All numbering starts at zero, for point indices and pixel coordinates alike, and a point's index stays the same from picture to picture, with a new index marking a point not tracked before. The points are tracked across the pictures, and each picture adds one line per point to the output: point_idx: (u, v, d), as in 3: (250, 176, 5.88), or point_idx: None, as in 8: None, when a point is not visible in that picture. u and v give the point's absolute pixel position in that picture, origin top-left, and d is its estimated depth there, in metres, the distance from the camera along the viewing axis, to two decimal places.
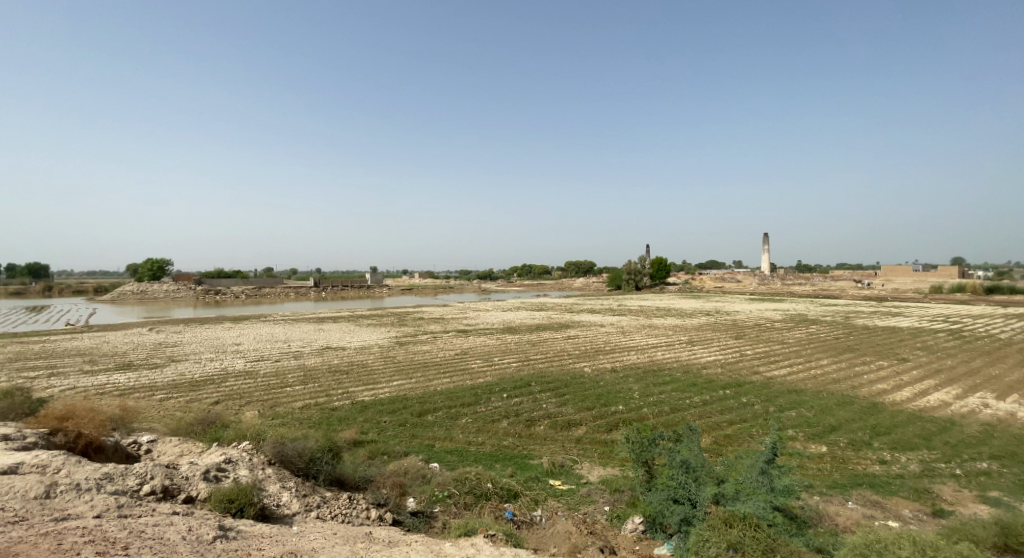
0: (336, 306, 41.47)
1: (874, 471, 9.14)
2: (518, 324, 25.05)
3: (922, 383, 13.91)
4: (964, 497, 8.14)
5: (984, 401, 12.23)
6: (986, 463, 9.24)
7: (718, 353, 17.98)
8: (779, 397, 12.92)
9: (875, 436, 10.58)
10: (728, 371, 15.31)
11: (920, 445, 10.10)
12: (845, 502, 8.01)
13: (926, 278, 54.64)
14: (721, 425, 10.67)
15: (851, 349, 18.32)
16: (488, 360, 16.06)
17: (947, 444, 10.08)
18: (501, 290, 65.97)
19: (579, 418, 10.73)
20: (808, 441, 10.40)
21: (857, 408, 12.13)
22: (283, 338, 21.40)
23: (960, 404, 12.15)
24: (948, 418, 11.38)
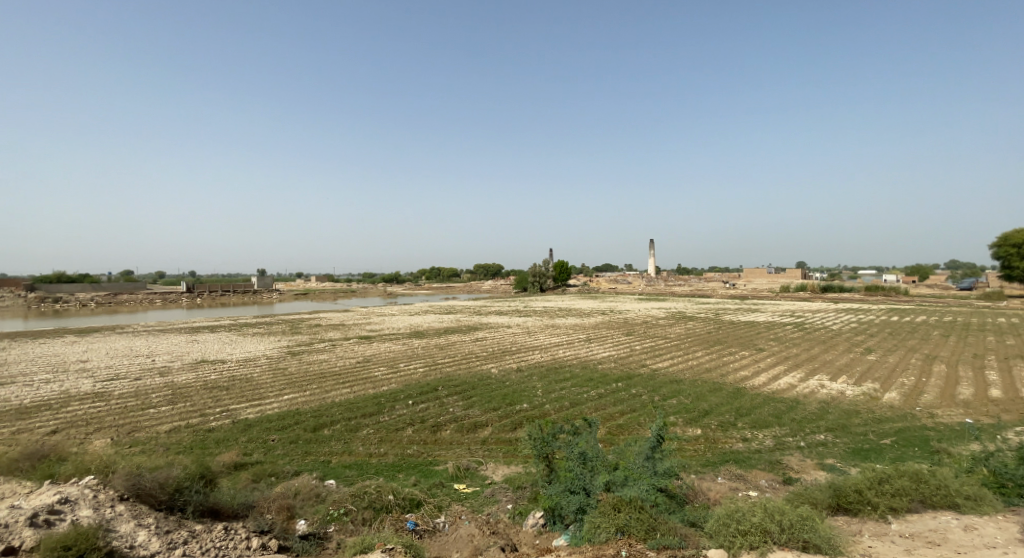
0: (214, 314, 38.19)
1: (738, 448, 10.64)
2: (423, 328, 25.05)
3: (775, 369, 16.30)
4: (807, 465, 9.80)
5: (822, 382, 14.63)
6: (824, 435, 11.14)
7: (612, 349, 19.48)
8: (662, 387, 14.40)
9: (739, 417, 12.25)
10: (620, 365, 16.72)
11: (773, 422, 11.90)
12: (716, 478, 9.30)
13: (779, 279, 63.53)
14: (614, 415, 11.73)
15: (721, 342, 20.79)
16: (390, 367, 16.03)
17: (793, 420, 11.99)
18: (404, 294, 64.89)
19: (485, 419, 11.20)
20: (686, 426, 11.79)
21: (725, 393, 13.93)
22: (143, 353, 19.39)
23: (803, 385, 14.43)
24: (794, 398, 13.50)
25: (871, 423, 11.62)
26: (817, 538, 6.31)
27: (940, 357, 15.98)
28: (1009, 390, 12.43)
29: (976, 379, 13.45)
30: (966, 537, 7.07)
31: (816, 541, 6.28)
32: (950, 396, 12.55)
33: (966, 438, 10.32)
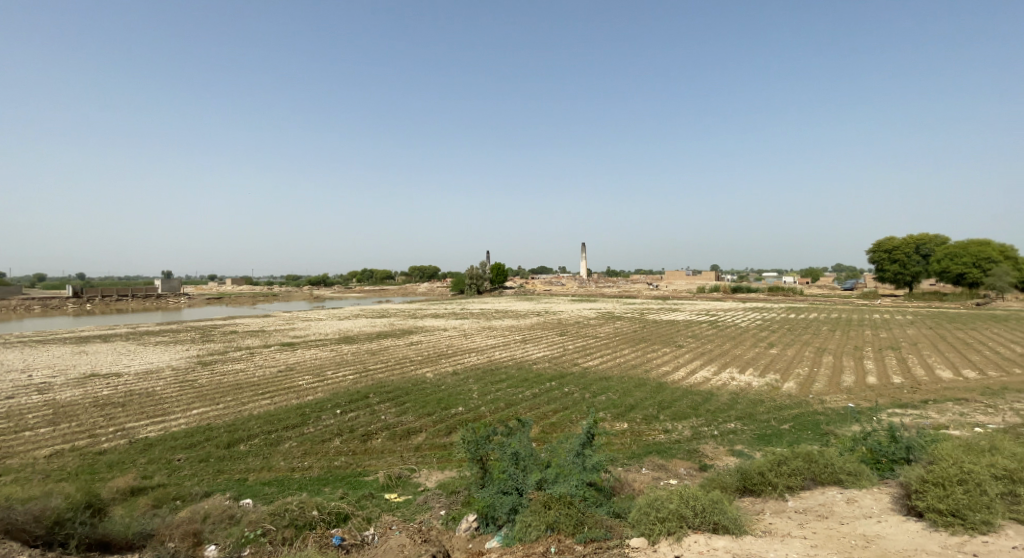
0: (113, 321, 35.13)
1: (660, 439, 11.37)
2: (353, 332, 24.46)
3: (693, 363, 17.49)
4: (719, 452, 10.66)
5: (732, 375, 15.90)
6: (734, 423, 12.15)
7: (546, 349, 20.00)
8: (593, 384, 15.04)
9: (661, 410, 13.06)
10: (553, 364, 17.27)
11: (691, 413, 12.80)
12: (640, 469, 9.91)
13: (693, 279, 70.66)
14: (547, 414, 12.13)
15: (645, 340, 21.95)
16: (316, 375, 15.58)
17: (708, 411, 12.96)
18: (333, 297, 62.78)
19: (419, 425, 11.23)
20: (614, 420, 12.42)
21: (649, 388, 14.77)
22: (21, 368, 17.48)
23: (716, 378, 15.59)
24: (709, 390, 14.57)
25: (773, 410, 12.79)
26: (726, 520, 6.94)
27: (830, 349, 17.81)
28: (883, 376, 14.12)
29: (858, 368, 15.15)
30: (848, 509, 8.02)
31: (724, 522, 6.91)
32: (836, 383, 14.07)
33: (849, 420, 11.58)
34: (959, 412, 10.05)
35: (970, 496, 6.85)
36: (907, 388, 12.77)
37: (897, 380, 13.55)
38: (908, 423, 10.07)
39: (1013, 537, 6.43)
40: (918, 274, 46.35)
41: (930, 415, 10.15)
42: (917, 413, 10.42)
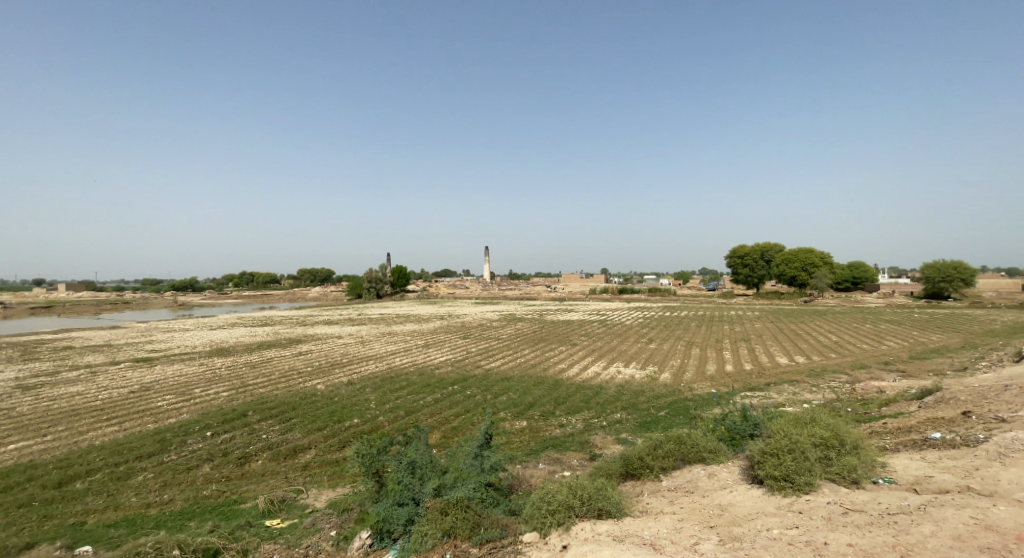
0: None
1: (556, 434, 12.08)
2: (229, 344, 22.81)
3: (586, 360, 18.72)
4: (608, 442, 11.59)
5: (618, 369, 17.28)
6: (620, 413, 13.25)
7: (449, 352, 20.22)
8: (494, 385, 15.55)
9: (557, 406, 13.88)
10: (456, 368, 17.52)
11: (583, 407, 13.76)
12: (538, 464, 10.42)
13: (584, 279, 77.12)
14: (449, 418, 12.38)
15: (543, 340, 23.02)
16: (181, 395, 14.41)
17: (599, 403, 14.00)
18: (211, 304, 57.71)
19: (308, 442, 10.96)
20: (514, 419, 12.96)
21: (547, 386, 15.56)
22: None
23: (605, 373, 16.84)
24: (599, 384, 15.72)
25: (653, 399, 14.13)
26: (608, 505, 7.70)
27: (698, 343, 19.93)
28: (738, 363, 16.26)
29: (719, 358, 17.18)
30: (710, 483, 9.13)
31: (607, 508, 7.66)
32: (702, 372, 15.84)
33: (712, 403, 13.12)
34: (792, 392, 11.88)
35: (795, 462, 8.00)
36: (755, 373, 14.87)
37: (748, 367, 15.65)
38: (754, 403, 11.68)
39: (826, 494, 7.57)
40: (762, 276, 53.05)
41: (772, 395, 11.93)
42: (762, 394, 12.19)
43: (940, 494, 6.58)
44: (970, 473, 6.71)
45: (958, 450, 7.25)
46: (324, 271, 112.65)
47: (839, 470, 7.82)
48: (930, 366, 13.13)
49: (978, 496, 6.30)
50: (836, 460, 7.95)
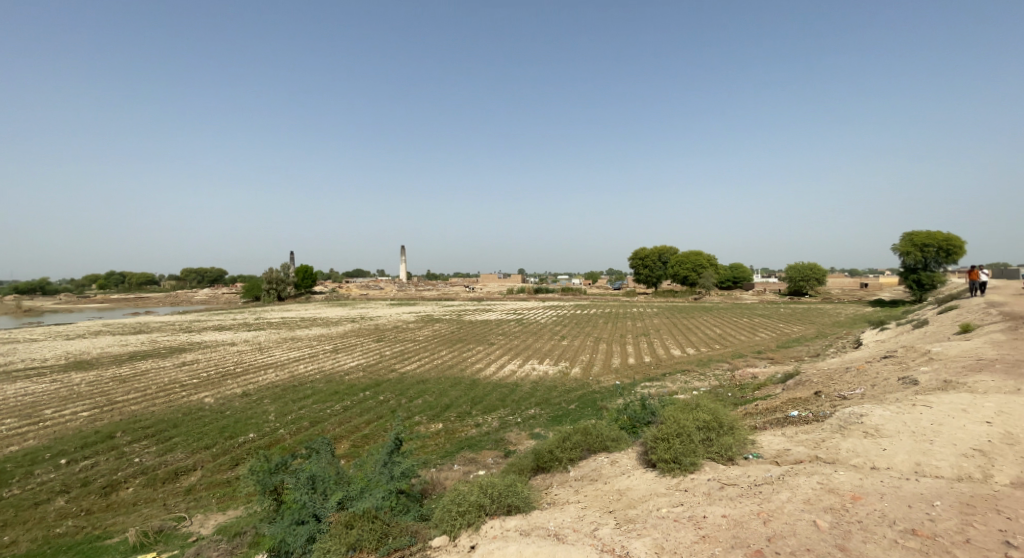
0: None
1: (472, 434, 12.21)
2: (91, 356, 20.67)
3: (502, 358, 19.25)
4: (522, 437, 11.88)
5: (533, 365, 17.92)
6: (534, 409, 13.71)
7: (360, 357, 19.84)
8: (409, 388, 15.52)
9: (473, 405, 14.10)
10: (368, 373, 17.19)
11: (498, 405, 14.08)
12: (453, 465, 10.41)
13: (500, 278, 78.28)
14: (360, 426, 12.21)
15: (461, 340, 23.26)
16: (26, 418, 12.93)
17: (513, 400, 14.43)
18: (83, 309, 51.91)
19: (192, 463, 10.23)
20: (429, 422, 12.90)
21: (463, 386, 15.78)
22: None
23: (521, 370, 17.39)
24: (515, 381, 16.20)
25: (564, 393, 14.79)
26: (517, 500, 7.83)
27: (605, 339, 21.08)
28: (639, 356, 17.54)
29: (623, 352, 18.30)
30: (613, 469, 9.56)
31: (516, 503, 7.79)
32: (608, 366, 16.86)
33: (616, 394, 14.00)
34: (684, 381, 12.99)
35: (682, 444, 8.75)
36: (653, 363, 16.17)
37: (647, 359, 16.89)
38: (651, 392, 12.62)
39: (707, 471, 8.37)
40: (659, 276, 56.61)
41: (668, 384, 13.00)
42: (660, 383, 13.22)
43: (795, 464, 7.46)
44: (819, 444, 7.68)
45: (810, 425, 8.35)
46: (217, 272, 104.68)
47: (719, 450, 8.69)
48: (798, 354, 14.88)
49: (823, 464, 7.18)
50: (715, 440, 8.87)
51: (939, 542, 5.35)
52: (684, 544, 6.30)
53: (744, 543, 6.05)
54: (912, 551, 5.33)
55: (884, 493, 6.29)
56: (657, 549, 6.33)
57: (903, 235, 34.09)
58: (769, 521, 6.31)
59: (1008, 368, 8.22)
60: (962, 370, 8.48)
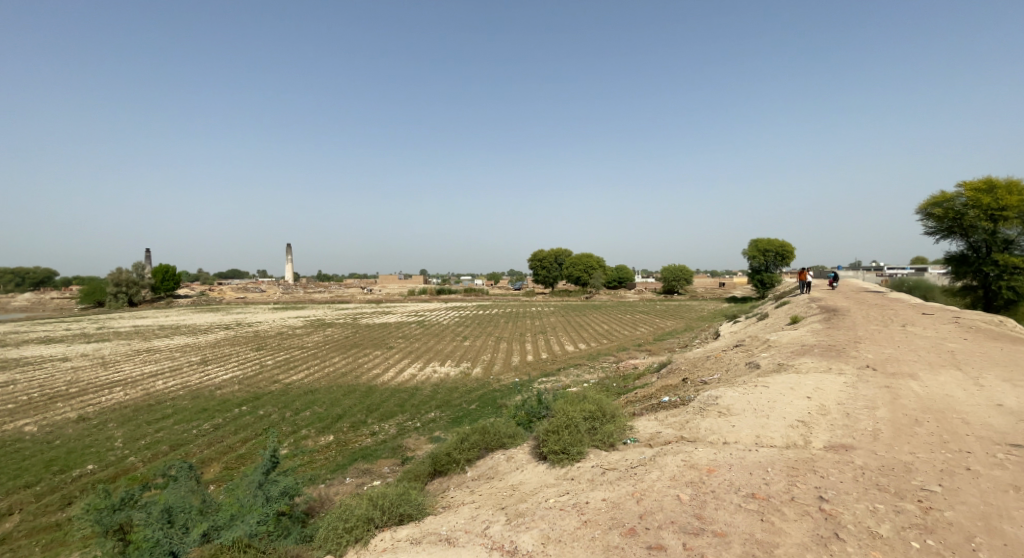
0: None
1: (366, 444, 11.53)
2: None
3: (401, 362, 19.19)
4: (421, 442, 11.53)
5: (434, 368, 17.97)
6: (434, 412, 13.56)
7: (236, 369, 18.56)
8: (294, 401, 14.54)
9: (369, 414, 13.46)
10: (245, 387, 16.02)
11: (396, 411, 13.67)
12: (345, 479, 9.68)
13: (393, 279, 76.97)
14: (234, 446, 11.17)
15: (355, 345, 22.72)
16: None
17: (413, 405, 14.12)
18: None
19: (10, 505, 8.87)
20: (318, 435, 12.01)
21: (358, 394, 15.27)
22: None
23: (422, 374, 17.32)
24: (415, 385, 16.13)
25: (465, 394, 15.01)
26: (409, 509, 7.48)
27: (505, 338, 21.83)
28: (536, 353, 18.40)
29: (522, 349, 19.22)
30: (507, 466, 9.22)
31: (408, 512, 7.43)
32: (508, 364, 17.47)
33: (515, 392, 14.47)
34: (576, 373, 13.98)
35: (570, 435, 9.00)
36: (550, 360, 17.01)
37: (544, 355, 17.83)
38: (547, 387, 13.30)
39: (593, 458, 8.69)
40: (555, 277, 58.89)
41: (562, 379, 13.81)
42: (554, 379, 13.99)
43: (664, 445, 8.29)
44: (683, 425, 8.64)
45: (676, 408, 9.39)
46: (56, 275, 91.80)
47: (601, 437, 9.11)
48: (672, 345, 16.51)
49: (686, 443, 8.06)
50: (600, 428, 9.34)
51: (773, 502, 6.18)
52: (568, 531, 6.39)
53: (620, 523, 6.39)
54: (753, 511, 6.08)
55: (732, 464, 7.17)
56: (544, 539, 6.33)
57: (750, 241, 38.48)
58: (641, 500, 6.80)
59: (825, 352, 9.83)
60: (790, 353, 10.07)
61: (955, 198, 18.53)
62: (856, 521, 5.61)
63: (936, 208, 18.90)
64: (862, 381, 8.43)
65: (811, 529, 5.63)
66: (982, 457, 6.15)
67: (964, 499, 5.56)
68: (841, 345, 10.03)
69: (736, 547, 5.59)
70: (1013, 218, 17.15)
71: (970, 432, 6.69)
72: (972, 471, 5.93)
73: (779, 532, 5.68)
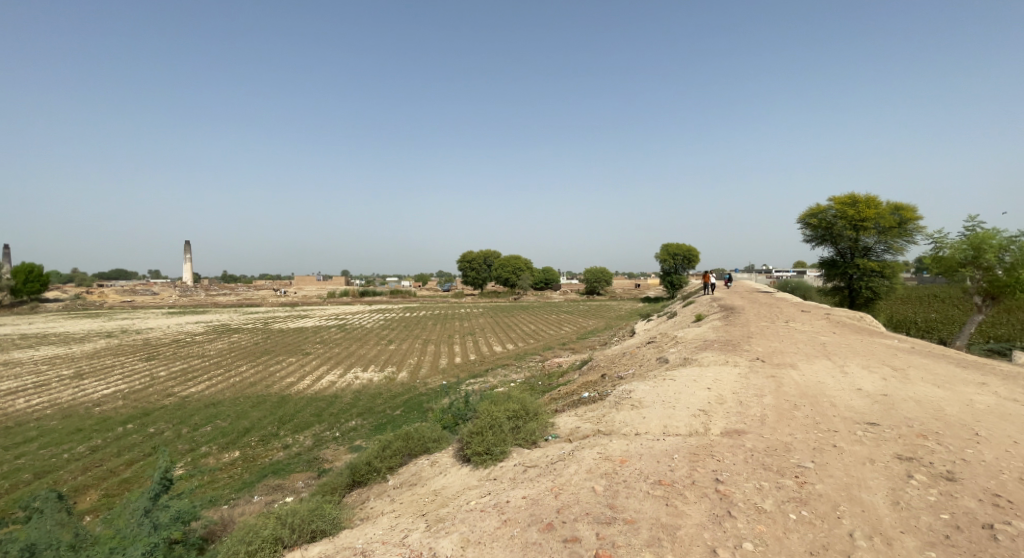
0: None
1: (278, 458, 11.10)
2: None
3: (317, 369, 18.60)
4: (339, 453, 11.27)
5: (356, 374, 17.55)
6: (355, 420, 13.25)
7: (122, 382, 17.14)
8: (192, 416, 13.63)
9: (280, 426, 12.92)
10: (132, 403, 14.81)
11: (313, 421, 13.22)
12: (252, 498, 9.28)
13: (312, 281, 74.15)
14: (116, 470, 10.39)
15: (266, 352, 21.77)
16: None
17: (331, 414, 13.73)
18: None
19: None
20: (221, 452, 11.37)
21: (269, 404, 14.63)
22: None
23: (341, 380, 16.91)
24: (334, 392, 15.72)
25: (389, 399, 14.83)
26: (322, 524, 7.41)
27: (433, 340, 21.86)
28: (465, 355, 18.58)
29: (449, 352, 19.36)
30: (431, 471, 9.23)
31: (321, 527, 7.37)
32: (436, 367, 17.58)
33: (442, 394, 14.60)
34: (503, 373, 14.36)
35: (494, 436, 9.23)
36: (478, 361, 17.29)
37: (473, 357, 18.09)
38: (474, 388, 13.52)
39: (515, 457, 8.92)
40: (484, 279, 59.43)
41: (490, 379, 14.08)
42: (483, 379, 14.22)
43: (583, 439, 8.68)
44: (601, 419, 9.12)
45: (595, 403, 9.90)
46: None
47: (524, 436, 9.41)
48: (593, 344, 17.28)
49: (603, 436, 8.49)
50: (523, 427, 9.64)
51: (677, 486, 6.68)
52: (488, 532, 6.54)
53: (538, 519, 6.59)
54: (659, 497, 6.54)
55: (642, 454, 7.67)
56: (464, 542, 6.44)
57: (661, 246, 40.63)
58: (560, 494, 7.04)
59: (724, 346, 10.73)
60: (695, 349, 10.88)
61: (827, 210, 20.51)
62: (745, 499, 6.21)
63: (812, 220, 20.84)
64: (754, 372, 9.31)
65: (708, 510, 6.15)
66: (846, 435, 7.03)
67: (832, 473, 6.33)
68: (737, 340, 10.95)
69: (644, 532, 5.97)
70: (872, 228, 19.25)
71: (838, 413, 7.60)
72: (838, 448, 6.76)
73: (681, 515, 6.15)
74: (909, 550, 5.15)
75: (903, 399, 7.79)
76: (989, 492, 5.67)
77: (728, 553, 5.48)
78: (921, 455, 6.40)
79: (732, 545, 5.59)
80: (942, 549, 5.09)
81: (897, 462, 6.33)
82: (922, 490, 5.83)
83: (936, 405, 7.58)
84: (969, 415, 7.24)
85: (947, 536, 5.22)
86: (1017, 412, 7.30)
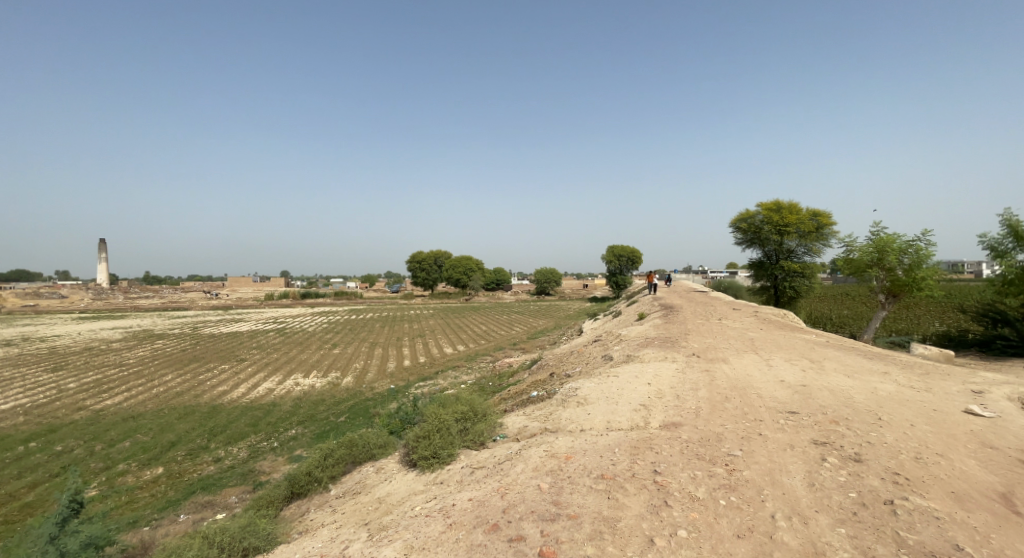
0: None
1: (208, 472, 10.76)
2: None
3: (253, 376, 17.99)
4: (277, 464, 11.04)
5: (295, 381, 17.11)
6: (294, 429, 12.99)
7: (23, 397, 15.97)
8: (108, 431, 12.96)
9: (211, 438, 12.50)
10: (36, 419, 13.89)
11: (248, 432, 12.84)
12: (178, 517, 8.98)
13: (253, 283, 71.60)
14: (19, 493, 9.77)
15: (195, 360, 20.91)
16: None
17: (268, 423, 13.38)
18: None
19: None
20: (141, 470, 10.89)
21: (197, 415, 14.08)
22: None
23: (280, 388, 16.47)
24: (271, 400, 15.31)
25: (332, 406, 14.57)
26: (255, 540, 7.25)
27: (380, 343, 21.61)
28: (414, 357, 18.51)
29: (397, 355, 19.22)
30: (375, 478, 9.18)
31: (254, 543, 7.20)
32: (383, 371, 17.40)
33: (389, 398, 14.51)
34: (455, 374, 14.51)
35: (441, 439, 9.27)
36: (427, 364, 17.25)
37: (421, 360, 18.00)
38: (423, 391, 13.49)
39: (463, 459, 9.01)
40: (435, 279, 59.17)
41: (439, 382, 14.10)
42: (433, 382, 14.22)
43: (530, 438, 8.85)
44: (547, 418, 9.33)
45: (542, 402, 10.11)
46: None
47: (472, 437, 9.51)
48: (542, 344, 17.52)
49: (550, 433, 8.69)
50: (471, 428, 9.74)
51: (618, 479, 6.94)
52: (432, 538, 6.59)
53: (484, 520, 6.71)
54: (601, 491, 6.78)
55: (586, 450, 7.91)
56: (407, 549, 6.46)
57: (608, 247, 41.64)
58: (506, 494, 7.18)
59: (663, 343, 11.17)
60: (636, 346, 11.28)
61: (755, 214, 21.53)
62: (680, 488, 6.53)
63: (742, 224, 21.84)
64: (690, 367, 9.76)
65: (646, 500, 6.44)
66: (770, 423, 7.50)
67: (757, 460, 6.75)
68: (674, 338, 11.42)
69: (585, 526, 6.18)
70: (794, 233, 20.38)
71: (763, 403, 8.09)
72: (763, 436, 7.21)
73: (621, 507, 6.41)
74: (823, 528, 5.57)
75: (820, 389, 8.37)
76: (891, 470, 6.21)
77: (663, 541, 5.76)
78: (834, 439, 6.93)
79: (668, 532, 5.88)
80: (850, 525, 5.54)
81: (813, 447, 6.82)
82: (834, 472, 6.31)
83: (847, 393, 8.19)
84: (874, 401, 7.89)
85: (855, 513, 5.68)
86: (915, 397, 8.01)
